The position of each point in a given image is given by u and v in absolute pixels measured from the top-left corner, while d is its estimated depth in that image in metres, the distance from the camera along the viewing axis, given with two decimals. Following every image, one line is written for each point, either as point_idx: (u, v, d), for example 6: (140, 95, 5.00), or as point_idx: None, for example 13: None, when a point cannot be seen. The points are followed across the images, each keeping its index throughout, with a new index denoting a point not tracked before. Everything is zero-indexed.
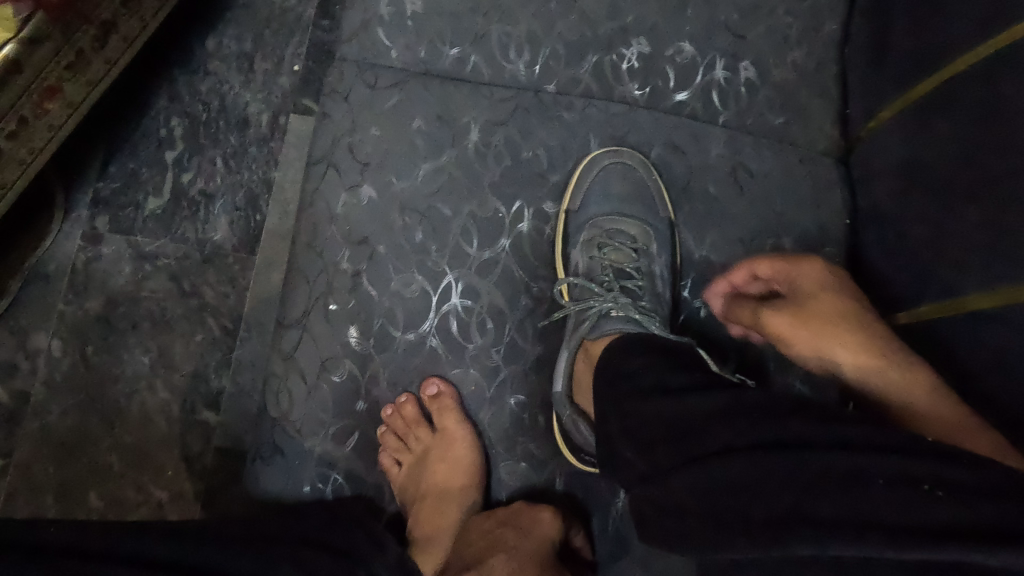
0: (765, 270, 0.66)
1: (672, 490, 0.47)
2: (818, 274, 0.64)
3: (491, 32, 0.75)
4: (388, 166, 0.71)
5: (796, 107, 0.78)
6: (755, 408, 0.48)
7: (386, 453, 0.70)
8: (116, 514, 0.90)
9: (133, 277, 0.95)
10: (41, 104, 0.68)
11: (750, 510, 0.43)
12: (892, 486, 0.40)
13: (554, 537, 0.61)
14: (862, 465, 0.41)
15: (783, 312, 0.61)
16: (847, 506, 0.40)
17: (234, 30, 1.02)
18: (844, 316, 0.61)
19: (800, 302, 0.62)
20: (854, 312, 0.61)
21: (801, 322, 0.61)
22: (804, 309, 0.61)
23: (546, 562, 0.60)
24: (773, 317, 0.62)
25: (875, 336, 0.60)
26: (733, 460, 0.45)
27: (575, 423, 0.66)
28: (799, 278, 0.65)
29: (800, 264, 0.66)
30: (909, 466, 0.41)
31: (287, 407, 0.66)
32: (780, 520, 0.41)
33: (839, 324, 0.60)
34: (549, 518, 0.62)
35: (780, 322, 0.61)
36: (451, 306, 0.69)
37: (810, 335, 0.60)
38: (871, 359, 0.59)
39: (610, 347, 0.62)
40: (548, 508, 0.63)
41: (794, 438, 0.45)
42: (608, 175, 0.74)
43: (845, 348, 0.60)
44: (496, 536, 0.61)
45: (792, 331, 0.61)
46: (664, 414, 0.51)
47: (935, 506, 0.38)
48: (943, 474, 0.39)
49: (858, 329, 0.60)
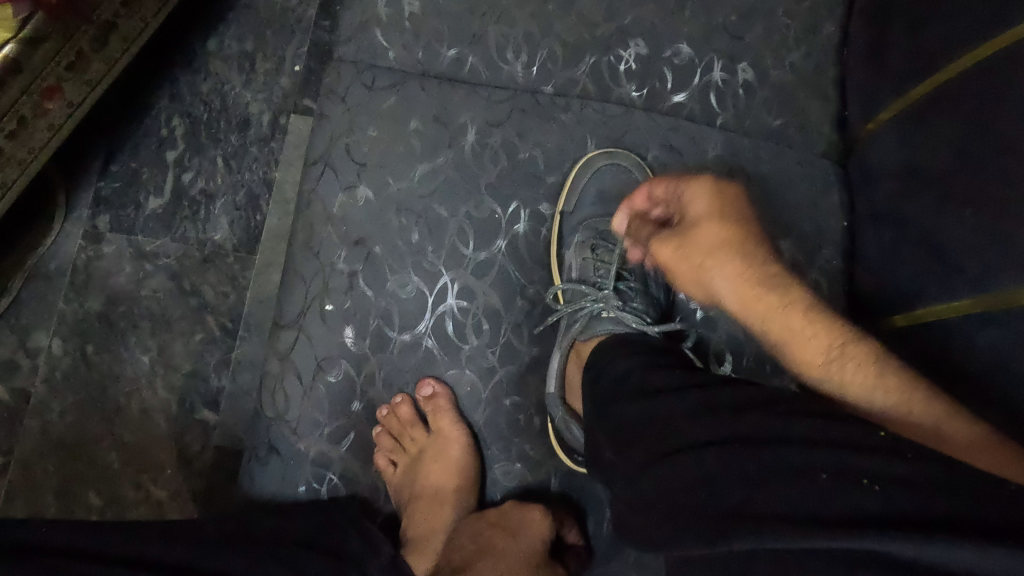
0: (659, 190, 0.62)
1: (642, 487, 0.46)
2: (708, 193, 0.58)
3: (489, 33, 0.75)
4: (384, 166, 0.71)
5: (793, 109, 0.77)
6: (727, 406, 0.46)
7: (382, 453, 0.70)
8: (115, 512, 0.90)
9: (134, 276, 0.96)
10: (42, 104, 0.68)
11: (703, 506, 0.41)
12: (834, 481, 0.37)
13: (546, 537, 0.61)
14: (810, 460, 0.39)
15: (668, 244, 0.58)
16: (791, 500, 0.38)
17: (235, 30, 1.03)
18: (722, 247, 0.55)
19: (683, 230, 0.58)
20: (737, 241, 0.56)
21: (681, 255, 0.57)
22: (685, 239, 0.57)
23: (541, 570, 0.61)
24: (658, 250, 0.59)
25: (753, 266, 0.55)
26: (696, 456, 0.43)
27: (568, 424, 0.66)
28: (687, 198, 0.59)
29: (690, 181, 0.59)
30: (855, 460, 0.38)
31: (282, 407, 0.66)
32: (727, 515, 0.39)
33: (720, 255, 0.55)
34: (541, 522, 0.61)
35: (665, 255, 0.58)
36: (447, 307, 0.69)
37: (691, 268, 0.57)
38: (750, 291, 0.54)
39: (598, 350, 0.61)
40: (540, 511, 0.62)
41: (757, 433, 0.42)
42: (602, 177, 0.74)
43: (723, 277, 0.55)
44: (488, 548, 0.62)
45: (676, 262, 0.58)
46: (641, 413, 0.50)
47: (869, 500, 0.35)
48: (886, 468, 0.36)
49: (737, 257, 0.55)
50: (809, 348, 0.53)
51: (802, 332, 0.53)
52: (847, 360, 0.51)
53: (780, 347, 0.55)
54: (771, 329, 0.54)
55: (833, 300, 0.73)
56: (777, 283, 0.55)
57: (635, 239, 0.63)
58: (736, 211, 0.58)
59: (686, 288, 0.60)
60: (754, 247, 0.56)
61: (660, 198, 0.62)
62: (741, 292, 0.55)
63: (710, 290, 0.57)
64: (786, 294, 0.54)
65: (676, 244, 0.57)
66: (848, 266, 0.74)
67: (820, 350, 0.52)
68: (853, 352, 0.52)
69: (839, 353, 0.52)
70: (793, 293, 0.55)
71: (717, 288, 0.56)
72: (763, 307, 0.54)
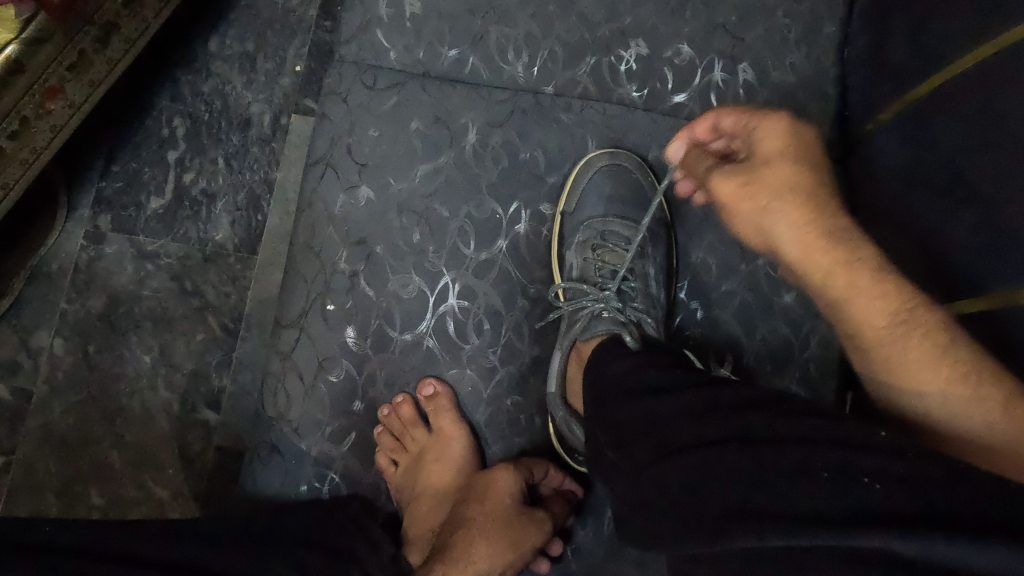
0: (727, 121, 0.61)
1: (643, 487, 0.46)
2: (785, 133, 0.58)
3: (490, 33, 0.75)
4: (385, 166, 0.71)
5: (794, 110, 0.77)
6: (727, 405, 0.46)
7: (383, 453, 0.69)
8: (117, 511, 0.90)
9: (136, 276, 0.96)
10: (44, 105, 0.68)
11: (705, 505, 0.41)
12: (835, 479, 0.37)
13: (510, 488, 0.64)
14: (811, 458, 0.39)
15: (734, 179, 0.56)
16: (792, 499, 0.38)
17: (236, 30, 1.03)
18: (790, 194, 0.54)
19: (753, 166, 0.57)
20: (807, 187, 0.55)
21: (745, 194, 0.55)
22: (752, 178, 0.56)
23: (514, 519, 0.63)
24: (720, 184, 0.57)
25: (818, 217, 0.54)
26: (697, 456, 0.44)
27: (568, 424, 0.65)
28: (762, 135, 0.58)
29: (766, 120, 0.59)
30: (856, 458, 0.38)
31: (284, 406, 0.67)
32: (728, 514, 0.39)
33: (785, 197, 0.54)
34: (502, 474, 0.65)
35: (725, 191, 0.57)
36: (447, 308, 0.69)
37: (750, 208, 0.55)
38: (813, 241, 0.54)
39: (598, 350, 0.61)
40: (501, 464, 0.66)
41: (759, 433, 0.42)
42: (603, 177, 0.74)
43: (788, 225, 0.54)
44: (465, 516, 0.63)
45: (735, 198, 0.56)
46: (643, 413, 0.50)
47: (870, 499, 0.35)
48: (887, 467, 0.37)
49: (805, 201, 0.54)
50: (870, 308, 0.51)
51: (868, 291, 0.52)
52: (908, 328, 0.50)
53: (835, 298, 0.53)
54: (827, 282, 0.53)
55: None
56: (843, 237, 0.54)
57: (692, 166, 0.64)
58: (807, 156, 0.57)
59: (735, 224, 0.59)
60: (820, 198, 0.56)
61: (727, 129, 0.61)
62: (803, 241, 0.54)
63: (767, 233, 0.55)
64: (852, 248, 0.53)
65: (742, 181, 0.56)
66: None
67: (884, 312, 0.51)
68: (918, 317, 0.50)
69: (904, 319, 0.51)
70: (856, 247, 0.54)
71: (778, 233, 0.55)
72: (825, 258, 0.53)
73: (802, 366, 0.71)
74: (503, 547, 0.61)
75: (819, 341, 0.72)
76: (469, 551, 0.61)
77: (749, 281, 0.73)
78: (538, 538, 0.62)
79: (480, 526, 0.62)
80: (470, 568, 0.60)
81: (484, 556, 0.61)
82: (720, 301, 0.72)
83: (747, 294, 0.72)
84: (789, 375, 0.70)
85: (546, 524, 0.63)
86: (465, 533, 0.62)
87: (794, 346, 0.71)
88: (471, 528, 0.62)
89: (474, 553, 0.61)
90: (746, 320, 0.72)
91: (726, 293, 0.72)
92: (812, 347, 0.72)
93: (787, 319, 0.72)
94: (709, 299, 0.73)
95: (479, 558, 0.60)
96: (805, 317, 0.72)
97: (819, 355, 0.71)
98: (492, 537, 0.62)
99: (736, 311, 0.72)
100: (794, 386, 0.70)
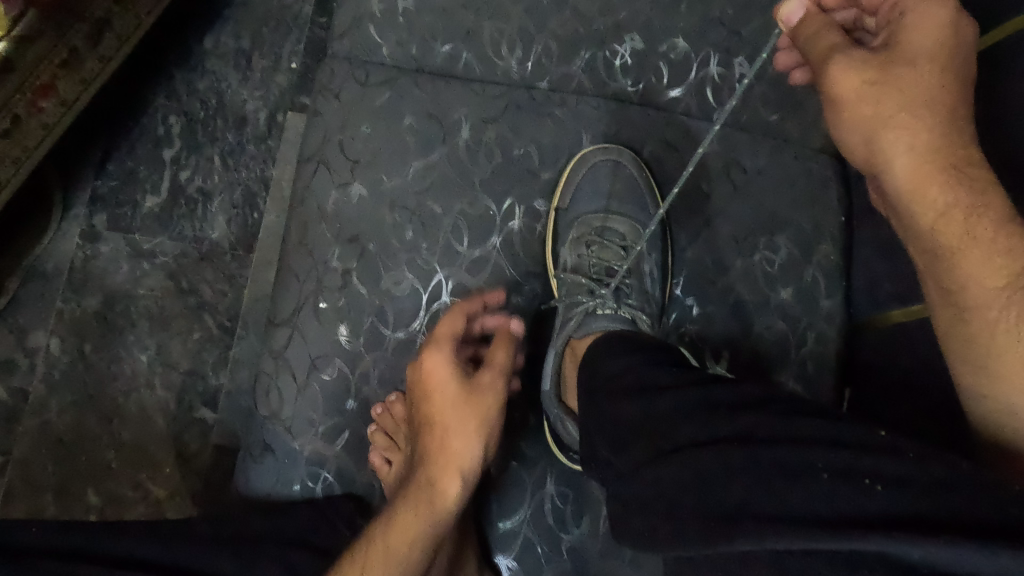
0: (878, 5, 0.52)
1: (639, 488, 0.45)
2: (941, 30, 0.48)
3: (483, 28, 0.74)
4: (377, 162, 0.70)
5: (792, 103, 0.76)
6: (723, 404, 0.45)
7: (377, 451, 0.67)
8: (114, 511, 0.90)
9: (131, 275, 0.96)
10: (35, 102, 0.68)
11: (704, 508, 0.40)
12: (835, 481, 0.37)
13: (447, 374, 0.60)
14: (810, 458, 0.39)
15: (858, 74, 0.48)
16: (793, 501, 0.37)
17: (231, 27, 1.02)
18: (915, 104, 0.47)
19: (891, 62, 0.48)
20: (944, 106, 0.47)
21: (866, 97, 0.48)
22: (882, 78, 0.47)
23: (462, 398, 0.60)
24: (839, 74, 0.49)
25: (946, 141, 0.46)
26: (694, 457, 0.43)
27: (562, 422, 0.64)
28: (913, 28, 0.49)
29: (916, 5, 0.50)
30: (857, 459, 0.37)
31: (277, 405, 0.66)
32: (727, 516, 0.39)
33: (909, 109, 0.47)
34: (431, 361, 0.60)
35: (846, 85, 0.48)
36: (441, 305, 0.69)
37: (870, 115, 0.48)
38: (928, 167, 0.46)
39: (592, 347, 0.60)
40: (427, 348, 0.61)
41: (756, 433, 0.42)
42: (597, 173, 0.73)
43: (905, 142, 0.47)
44: (422, 415, 0.60)
45: (854, 99, 0.48)
46: (639, 411, 0.49)
47: (873, 501, 0.35)
48: (889, 468, 0.36)
49: (932, 117, 0.47)
50: (982, 270, 0.44)
51: (988, 240, 0.44)
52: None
53: (934, 255, 0.46)
54: (934, 226, 0.46)
55: (831, 297, 0.72)
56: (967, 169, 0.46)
57: (810, 31, 0.52)
58: (958, 67, 0.48)
59: (843, 129, 0.50)
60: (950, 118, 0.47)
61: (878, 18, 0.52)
62: (919, 172, 0.46)
63: (874, 152, 0.49)
64: (980, 191, 0.45)
65: (868, 78, 0.48)
66: (846, 261, 0.74)
67: (999, 273, 0.43)
68: None
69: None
70: (982, 190, 0.45)
71: (893, 151, 0.47)
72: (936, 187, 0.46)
73: (800, 362, 0.70)
74: (473, 424, 0.59)
75: (816, 336, 0.71)
76: (444, 449, 0.58)
77: (746, 277, 0.72)
78: (498, 392, 0.60)
79: (442, 420, 0.59)
80: (453, 461, 0.58)
81: (460, 443, 0.58)
82: (717, 298, 0.72)
83: (743, 290, 0.72)
84: (785, 372, 0.70)
85: (494, 383, 0.61)
86: (431, 432, 0.59)
87: (791, 342, 0.71)
88: (434, 428, 0.59)
89: (444, 453, 0.58)
90: (743, 316, 0.71)
91: (723, 289, 0.72)
92: (810, 343, 0.71)
93: (784, 316, 0.71)
94: (705, 295, 0.72)
95: (454, 447, 0.58)
96: (802, 313, 0.72)
97: (816, 351, 0.71)
98: (456, 424, 0.59)
99: (733, 307, 0.71)
100: (791, 383, 0.70)
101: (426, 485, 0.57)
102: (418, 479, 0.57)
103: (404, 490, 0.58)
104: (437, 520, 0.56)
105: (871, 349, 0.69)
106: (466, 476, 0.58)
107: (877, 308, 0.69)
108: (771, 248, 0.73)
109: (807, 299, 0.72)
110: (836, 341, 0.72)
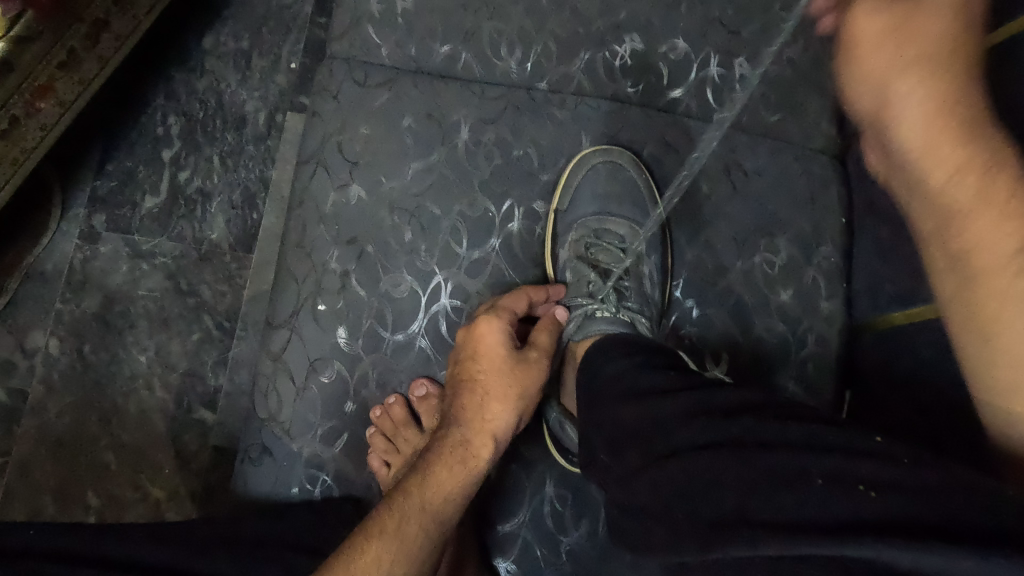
0: None
1: (633, 492, 0.45)
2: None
3: (482, 29, 0.74)
4: (376, 163, 0.70)
5: (793, 104, 0.76)
6: (719, 409, 0.45)
7: (375, 454, 0.68)
8: (113, 512, 0.90)
9: (130, 275, 0.95)
10: (34, 103, 0.68)
11: (698, 512, 0.40)
12: (830, 486, 0.37)
13: (500, 342, 0.61)
14: (804, 464, 0.38)
15: (886, 11, 0.48)
16: (786, 506, 0.37)
17: (231, 27, 1.02)
18: (934, 54, 0.47)
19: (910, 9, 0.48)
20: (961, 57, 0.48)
21: (887, 41, 0.48)
22: (906, 22, 0.47)
23: (513, 368, 0.61)
24: (866, 18, 0.50)
25: (960, 95, 0.46)
26: (689, 461, 0.43)
27: (561, 425, 0.65)
28: None
29: None
30: (852, 465, 0.37)
31: (275, 407, 0.66)
32: (721, 520, 0.39)
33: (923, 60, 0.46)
34: (487, 325, 0.62)
35: (872, 27, 0.49)
36: (440, 307, 0.69)
37: (891, 60, 0.47)
38: (944, 120, 0.46)
39: (588, 351, 0.59)
40: (484, 315, 0.62)
41: (751, 437, 0.42)
42: (596, 175, 0.73)
43: (921, 94, 0.46)
44: (466, 375, 0.61)
45: (880, 45, 0.48)
46: (635, 415, 0.49)
47: (866, 505, 0.35)
48: (883, 473, 0.36)
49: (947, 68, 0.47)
50: (993, 236, 0.43)
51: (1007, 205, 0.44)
52: None
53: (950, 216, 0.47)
54: (948, 195, 0.46)
55: (831, 298, 0.72)
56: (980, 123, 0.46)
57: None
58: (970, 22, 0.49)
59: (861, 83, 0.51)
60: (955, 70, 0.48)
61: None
62: (934, 127, 0.46)
63: (891, 102, 0.48)
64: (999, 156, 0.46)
65: (894, 20, 0.48)
66: (846, 263, 0.73)
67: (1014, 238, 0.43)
68: None
69: None
70: (1000, 156, 0.46)
71: (908, 102, 0.47)
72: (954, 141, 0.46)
73: (800, 365, 0.70)
74: (517, 395, 0.60)
75: (816, 338, 0.71)
76: (485, 412, 0.59)
77: (746, 279, 0.72)
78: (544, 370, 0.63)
79: (488, 386, 0.60)
80: (491, 426, 0.59)
81: (501, 409, 0.59)
82: (717, 300, 0.71)
83: (743, 292, 0.71)
84: (786, 374, 0.70)
85: (542, 363, 0.63)
86: (473, 393, 0.60)
87: (791, 344, 0.71)
88: (478, 390, 0.60)
89: (484, 416, 0.59)
90: (743, 318, 0.71)
91: (722, 291, 0.72)
92: (810, 345, 0.71)
93: (784, 317, 0.71)
94: (705, 297, 0.71)
95: (496, 413, 0.59)
96: (802, 315, 0.71)
97: (816, 353, 0.70)
98: (501, 391, 0.60)
99: (733, 309, 0.71)
100: (792, 385, 0.70)
101: (463, 442, 0.58)
102: (453, 437, 0.58)
103: (438, 446, 0.58)
104: (470, 482, 0.57)
105: (870, 351, 0.68)
106: (497, 443, 0.59)
107: (878, 310, 0.68)
108: (771, 249, 0.72)
109: (807, 300, 0.72)
110: (836, 343, 0.71)
